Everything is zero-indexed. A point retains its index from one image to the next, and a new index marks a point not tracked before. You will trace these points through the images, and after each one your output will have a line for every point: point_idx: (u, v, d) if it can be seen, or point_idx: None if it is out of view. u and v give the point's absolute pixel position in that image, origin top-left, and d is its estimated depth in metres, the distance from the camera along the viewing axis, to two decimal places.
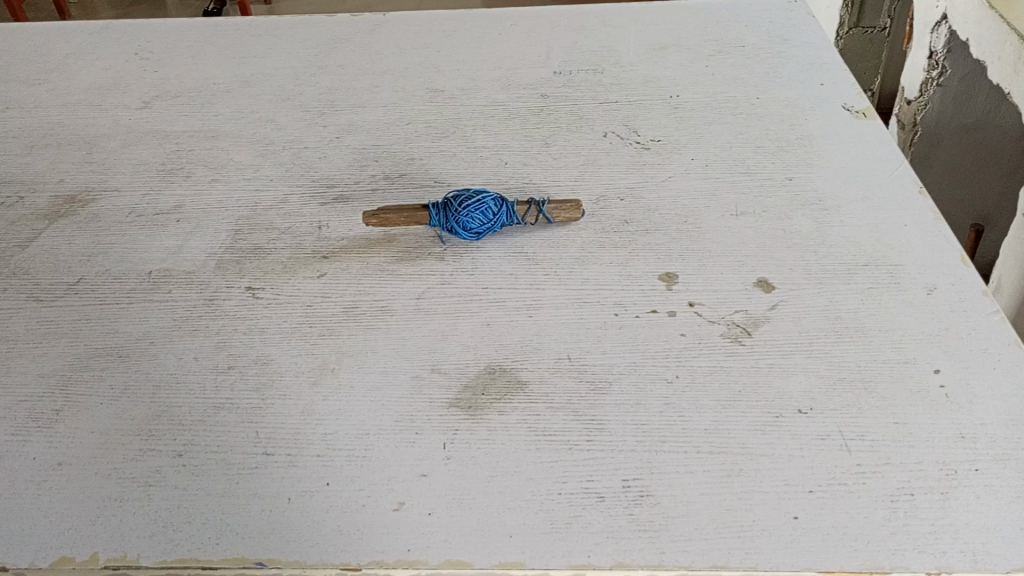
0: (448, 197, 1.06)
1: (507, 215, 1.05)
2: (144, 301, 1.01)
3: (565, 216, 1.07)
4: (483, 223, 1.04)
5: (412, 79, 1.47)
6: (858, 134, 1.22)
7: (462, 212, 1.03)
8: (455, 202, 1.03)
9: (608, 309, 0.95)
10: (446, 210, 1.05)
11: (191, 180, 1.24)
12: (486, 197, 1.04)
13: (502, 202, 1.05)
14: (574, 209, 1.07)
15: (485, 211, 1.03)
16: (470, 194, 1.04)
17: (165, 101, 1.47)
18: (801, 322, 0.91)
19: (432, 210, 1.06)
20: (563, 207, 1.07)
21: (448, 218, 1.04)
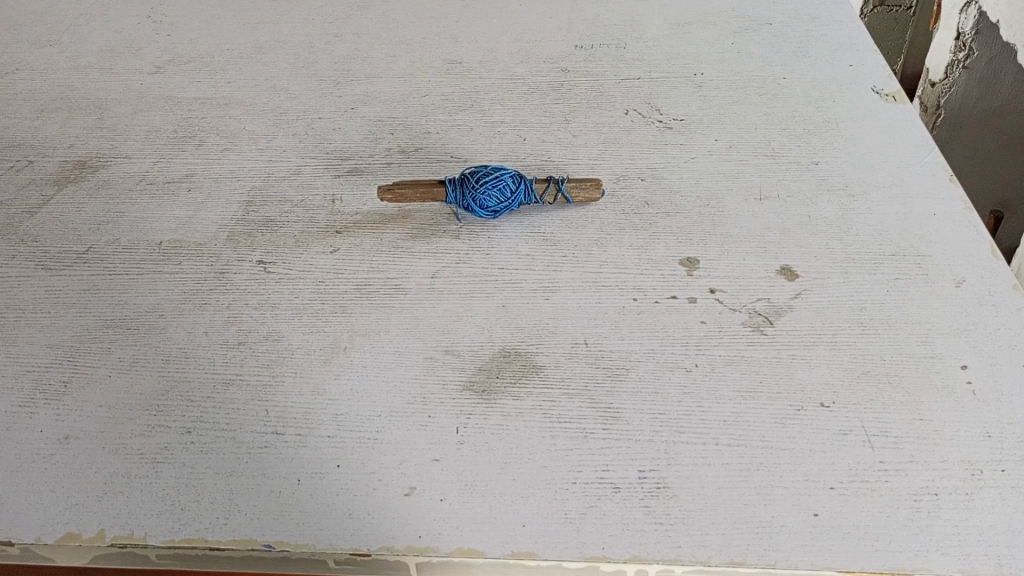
0: (465, 173, 1.03)
1: (525, 192, 1.03)
2: (153, 273, 1.00)
3: (584, 196, 1.05)
4: (501, 201, 1.02)
5: (429, 49, 1.44)
6: (888, 118, 1.18)
7: (479, 188, 1.01)
8: (472, 178, 1.01)
9: (626, 293, 0.93)
10: (463, 187, 1.02)
11: (203, 149, 1.22)
12: (504, 173, 1.02)
13: (520, 178, 1.03)
14: (594, 188, 1.05)
15: (503, 188, 1.01)
16: (486, 170, 1.02)
17: (177, 66, 1.44)
18: (825, 312, 0.89)
19: (448, 186, 1.03)
20: (581, 186, 1.05)
21: (464, 195, 1.02)
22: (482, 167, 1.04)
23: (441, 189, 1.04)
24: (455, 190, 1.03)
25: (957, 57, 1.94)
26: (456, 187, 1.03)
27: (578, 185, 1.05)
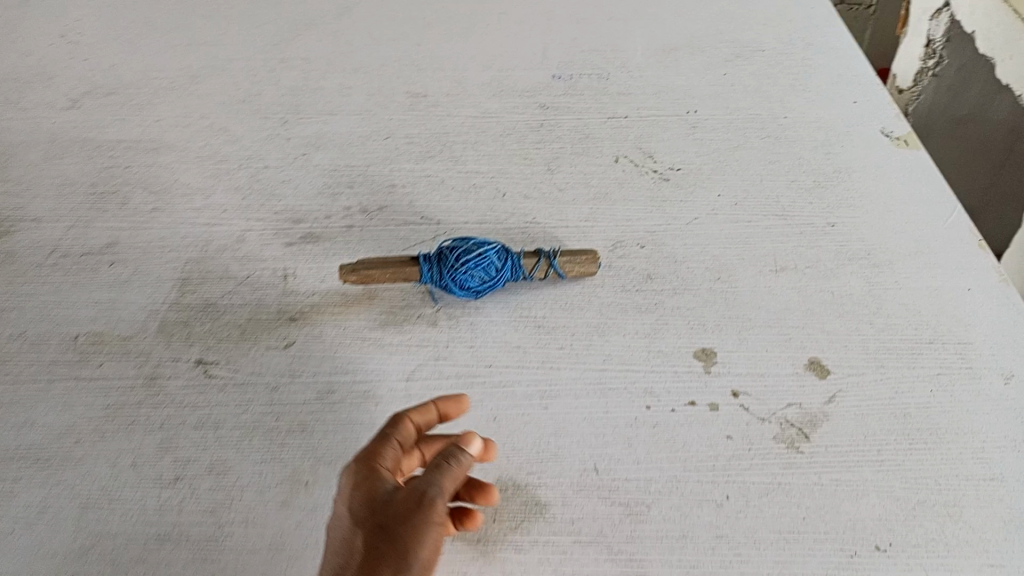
0: (442, 248, 0.88)
1: (513, 269, 0.88)
2: (68, 381, 0.84)
3: (581, 271, 0.91)
4: (486, 281, 0.87)
5: (388, 80, 1.28)
6: (902, 168, 1.07)
7: (461, 268, 0.86)
8: (452, 256, 0.86)
9: (637, 399, 0.80)
10: (440, 266, 0.87)
11: (127, 208, 1.05)
12: (489, 249, 0.87)
13: (507, 254, 0.88)
14: (592, 262, 0.91)
15: (489, 267, 0.86)
16: (468, 245, 0.87)
17: (95, 98, 1.25)
18: (865, 420, 0.77)
19: (422, 265, 0.88)
20: (577, 260, 0.90)
21: (441, 274, 0.87)
22: (462, 239, 0.88)
23: (413, 267, 0.88)
24: (431, 268, 0.88)
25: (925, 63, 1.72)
26: (431, 265, 0.87)
27: (575, 258, 0.90)
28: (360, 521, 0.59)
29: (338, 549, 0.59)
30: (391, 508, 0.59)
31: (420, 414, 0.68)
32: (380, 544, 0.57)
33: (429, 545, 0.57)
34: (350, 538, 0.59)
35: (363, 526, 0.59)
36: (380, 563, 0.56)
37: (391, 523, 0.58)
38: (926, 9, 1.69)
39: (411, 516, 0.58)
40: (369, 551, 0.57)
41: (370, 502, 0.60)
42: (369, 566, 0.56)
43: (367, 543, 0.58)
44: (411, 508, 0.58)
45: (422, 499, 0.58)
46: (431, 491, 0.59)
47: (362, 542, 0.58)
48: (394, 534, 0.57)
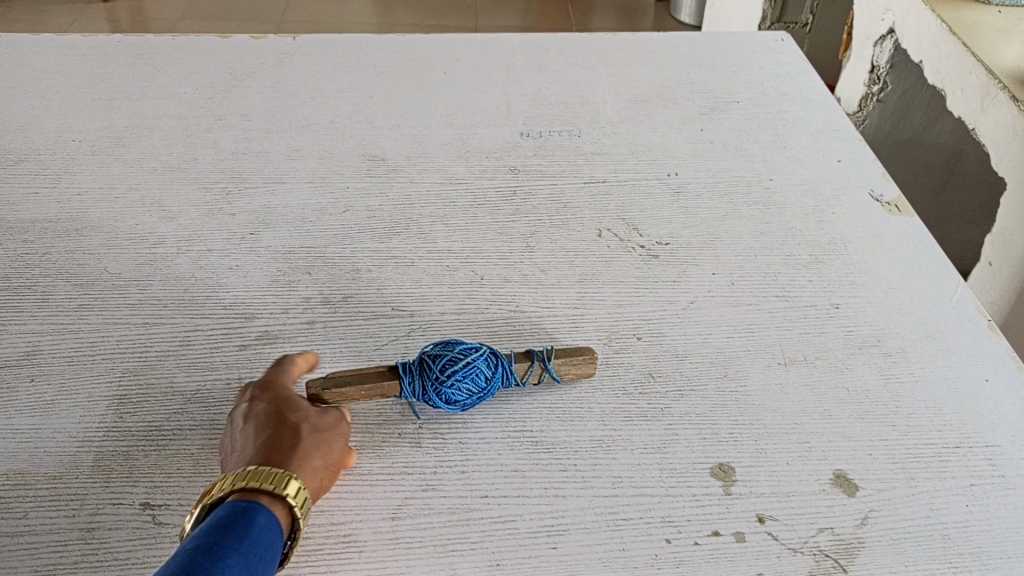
0: (424, 356, 0.78)
1: (504, 377, 0.79)
2: None
3: (578, 372, 0.82)
4: (474, 392, 0.77)
5: (341, 139, 1.16)
6: (897, 238, 1.02)
7: (446, 380, 0.76)
8: (436, 365, 0.77)
9: (656, 531, 0.72)
10: (422, 377, 0.77)
11: (48, 307, 0.91)
12: (477, 355, 0.77)
13: (496, 359, 0.78)
14: (590, 363, 0.82)
15: (477, 376, 0.77)
16: (454, 353, 0.77)
17: (3, 167, 1.10)
18: (903, 546, 0.71)
19: (402, 377, 0.77)
20: (573, 361, 0.82)
21: (424, 387, 0.77)
22: (444, 345, 0.79)
23: (393, 380, 0.77)
24: (411, 380, 0.77)
25: (870, 89, 1.72)
26: (411, 377, 0.77)
27: (572, 360, 0.81)
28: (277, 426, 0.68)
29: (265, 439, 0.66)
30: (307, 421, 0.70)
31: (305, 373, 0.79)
32: (304, 439, 0.67)
33: (340, 452, 0.70)
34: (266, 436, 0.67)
35: (279, 436, 0.66)
36: (308, 448, 0.67)
37: (306, 431, 0.68)
38: (871, 35, 1.65)
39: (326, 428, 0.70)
40: (288, 450, 0.65)
41: (285, 417, 0.69)
42: (296, 450, 0.65)
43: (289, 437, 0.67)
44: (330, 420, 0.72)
45: (331, 425, 0.71)
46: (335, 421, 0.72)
47: (284, 441, 0.66)
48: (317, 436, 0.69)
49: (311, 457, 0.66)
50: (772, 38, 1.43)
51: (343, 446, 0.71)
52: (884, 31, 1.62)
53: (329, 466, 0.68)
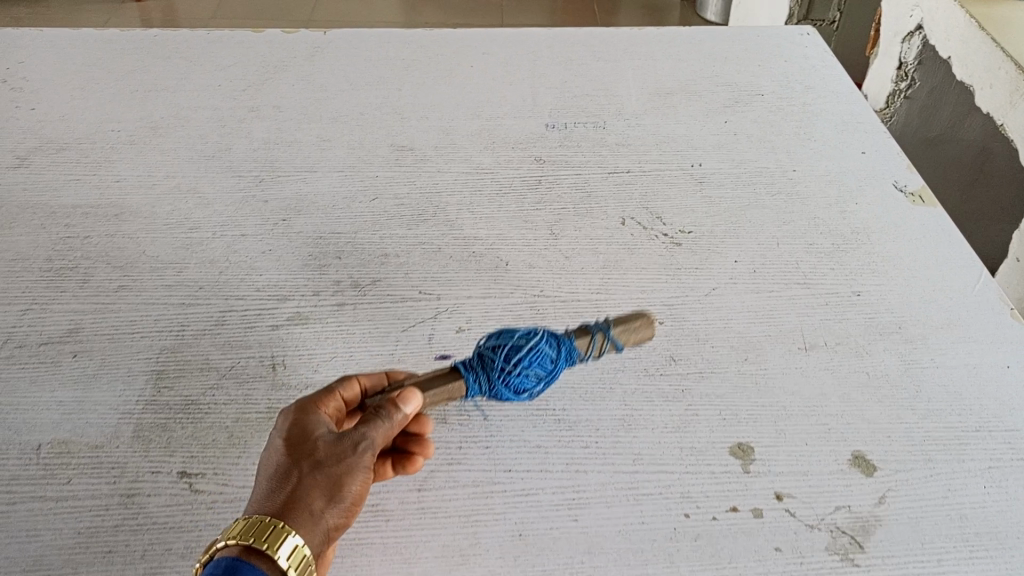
0: (485, 348, 0.77)
1: (567, 357, 0.79)
2: (29, 501, 0.74)
3: (636, 338, 0.84)
4: (541, 377, 0.78)
5: (371, 131, 1.19)
6: (921, 229, 1.03)
7: (514, 370, 0.76)
8: (501, 357, 0.76)
9: (675, 506, 0.73)
10: (488, 372, 0.76)
11: (90, 288, 0.95)
12: (538, 340, 0.78)
13: (558, 341, 0.79)
14: (645, 325, 0.84)
15: (544, 361, 0.77)
16: (516, 340, 0.77)
17: (46, 155, 1.14)
18: (920, 525, 0.72)
19: (467, 375, 0.75)
20: (629, 328, 0.83)
21: (492, 380, 0.76)
22: (500, 334, 0.78)
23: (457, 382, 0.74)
24: (477, 376, 0.76)
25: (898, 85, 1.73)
26: (477, 373, 0.76)
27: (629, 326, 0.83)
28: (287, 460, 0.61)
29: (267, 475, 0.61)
30: (326, 451, 0.62)
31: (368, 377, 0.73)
32: (312, 481, 0.60)
33: (355, 485, 0.61)
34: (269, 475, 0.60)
35: (280, 474, 0.60)
36: (315, 492, 0.60)
37: (314, 462, 0.61)
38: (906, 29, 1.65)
39: (348, 457, 0.62)
40: (284, 493, 0.59)
41: (298, 444, 0.62)
42: (297, 495, 0.59)
43: (297, 475, 0.60)
44: (347, 446, 0.62)
45: (355, 449, 0.62)
46: (365, 440, 0.63)
47: (283, 481, 0.60)
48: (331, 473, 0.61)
49: (317, 503, 0.59)
50: (798, 32, 1.43)
51: (363, 474, 0.62)
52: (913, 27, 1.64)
53: (337, 503, 0.60)
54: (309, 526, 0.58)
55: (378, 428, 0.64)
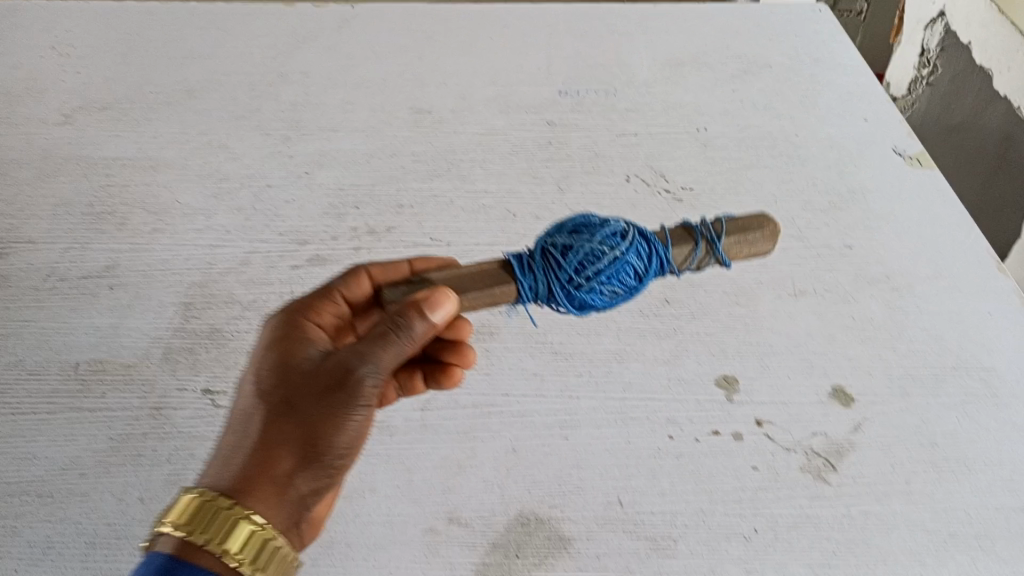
0: (556, 248, 0.66)
1: (653, 269, 0.69)
2: (68, 412, 0.81)
3: (754, 251, 0.72)
4: (617, 294, 0.68)
5: (391, 94, 1.24)
6: (918, 189, 1.06)
7: (586, 284, 0.66)
8: (572, 264, 0.66)
9: (660, 429, 0.78)
10: (553, 277, 0.66)
11: (126, 229, 1.01)
12: (623, 249, 0.67)
13: (645, 251, 0.68)
14: (770, 239, 0.72)
15: (625, 275, 0.67)
16: (594, 244, 0.66)
17: (90, 115, 1.21)
18: (893, 452, 0.76)
19: (521, 280, 0.66)
20: (746, 238, 0.71)
21: (553, 290, 0.66)
22: (575, 231, 0.68)
23: (511, 284, 0.66)
24: (536, 282, 0.66)
25: (919, 73, 1.57)
26: (536, 279, 0.66)
27: (749, 238, 0.71)
28: (263, 407, 0.61)
29: (243, 425, 0.61)
30: (308, 391, 0.61)
31: (383, 272, 0.73)
32: (283, 437, 0.59)
33: (339, 439, 0.60)
34: (243, 427, 0.60)
35: (253, 428, 0.60)
36: (284, 451, 0.59)
37: (296, 414, 0.60)
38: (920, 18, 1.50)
39: (332, 398, 0.60)
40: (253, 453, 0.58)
41: (281, 388, 0.61)
42: (264, 458, 0.58)
43: (271, 430, 0.59)
44: (335, 386, 0.60)
45: (345, 387, 0.60)
46: (359, 372, 0.60)
47: (254, 437, 0.59)
48: (308, 422, 0.60)
49: (289, 462, 0.59)
50: (809, 8, 1.47)
51: (351, 424, 0.61)
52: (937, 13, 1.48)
53: (313, 465, 0.60)
54: (277, 498, 0.58)
55: (373, 360, 0.60)
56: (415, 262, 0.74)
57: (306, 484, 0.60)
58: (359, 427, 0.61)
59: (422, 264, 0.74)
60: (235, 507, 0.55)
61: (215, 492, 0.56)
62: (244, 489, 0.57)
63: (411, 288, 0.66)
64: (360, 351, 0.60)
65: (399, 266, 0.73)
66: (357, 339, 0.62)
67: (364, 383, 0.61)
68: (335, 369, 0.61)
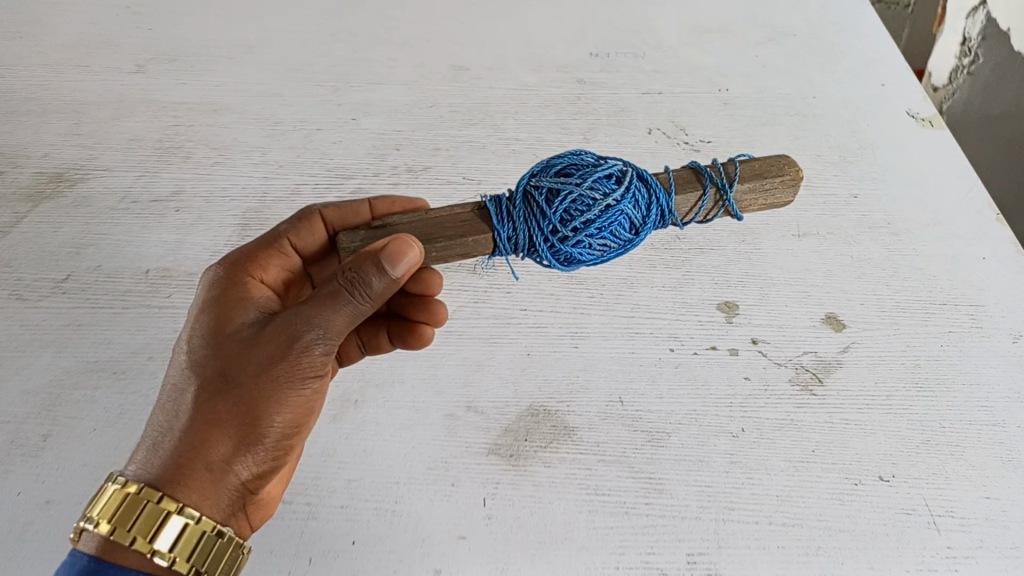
0: (543, 193, 0.63)
1: (647, 221, 0.65)
2: (139, 309, 0.91)
3: (773, 202, 0.67)
4: (606, 246, 0.65)
5: (433, 52, 1.33)
6: (926, 147, 1.11)
7: (570, 236, 0.63)
8: (554, 214, 0.62)
9: (662, 342, 0.86)
10: (534, 228, 0.63)
11: (191, 162, 1.12)
12: (611, 198, 0.63)
13: (639, 201, 0.64)
14: (790, 187, 0.66)
15: (614, 226, 0.64)
16: (583, 191, 0.63)
17: (160, 65, 1.29)
18: (877, 369, 0.82)
19: (499, 230, 0.63)
20: (761, 186, 0.66)
21: (535, 240, 0.64)
22: (563, 173, 0.64)
23: (488, 233, 0.64)
24: (516, 231, 0.64)
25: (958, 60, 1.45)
26: (516, 228, 0.63)
27: (766, 186, 0.65)
28: (202, 382, 0.60)
29: (183, 396, 0.60)
30: (247, 364, 0.59)
31: (338, 217, 0.77)
32: (222, 418, 0.59)
33: (279, 414, 0.61)
34: (179, 407, 0.60)
35: (192, 405, 0.59)
36: (222, 432, 0.59)
37: (235, 388, 0.59)
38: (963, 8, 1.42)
39: (273, 371, 0.59)
40: (192, 431, 0.59)
41: (222, 359, 0.60)
42: (200, 442, 0.59)
43: (210, 405, 0.59)
44: (277, 356, 0.60)
45: (289, 358, 0.60)
46: (306, 339, 0.59)
47: (194, 414, 0.59)
48: (247, 398, 0.59)
49: (226, 444, 0.59)
50: None
51: (293, 396, 0.61)
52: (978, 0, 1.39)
53: (252, 443, 0.61)
54: (215, 479, 0.59)
55: (318, 328, 0.59)
56: (375, 203, 0.76)
57: (245, 465, 0.61)
58: (301, 398, 0.62)
59: (382, 206, 0.76)
60: (159, 502, 0.56)
61: (140, 485, 0.57)
62: (176, 479, 0.58)
63: (371, 234, 0.64)
64: (305, 317, 0.59)
65: (362, 208, 0.77)
66: (301, 300, 0.61)
67: (307, 352, 0.60)
68: (277, 338, 0.59)
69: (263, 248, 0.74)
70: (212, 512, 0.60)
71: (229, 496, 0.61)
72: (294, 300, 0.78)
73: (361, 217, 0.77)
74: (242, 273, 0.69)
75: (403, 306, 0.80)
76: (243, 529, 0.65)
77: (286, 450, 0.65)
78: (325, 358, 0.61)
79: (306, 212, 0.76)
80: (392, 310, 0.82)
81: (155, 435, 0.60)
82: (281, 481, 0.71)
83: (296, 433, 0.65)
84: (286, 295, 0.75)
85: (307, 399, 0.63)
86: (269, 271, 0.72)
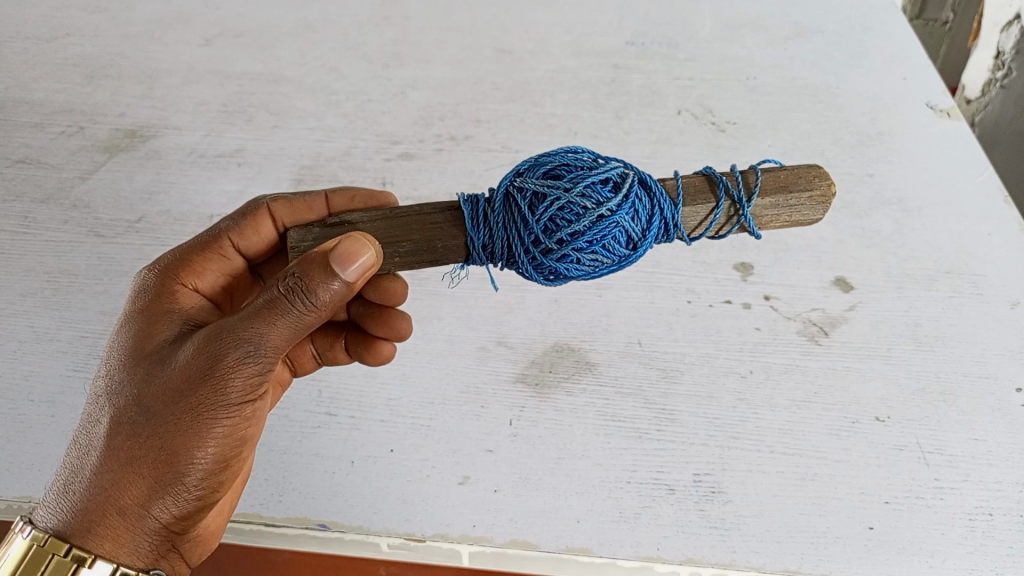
0: (528, 200, 0.59)
1: (652, 235, 0.61)
2: None
3: (799, 219, 0.62)
4: (598, 260, 0.61)
5: (478, 36, 1.41)
6: (942, 135, 1.17)
7: (554, 249, 0.59)
8: (537, 222, 0.59)
9: (680, 295, 0.92)
10: (514, 235, 0.60)
11: (252, 124, 1.21)
12: (605, 208, 0.59)
13: (638, 212, 0.60)
14: (818, 205, 0.61)
15: (607, 239, 0.59)
16: (573, 199, 0.58)
17: (226, 40, 1.39)
18: (880, 326, 0.88)
19: (472, 237, 0.61)
20: (785, 202, 0.61)
21: (514, 248, 0.61)
22: (553, 174, 0.60)
23: (462, 237, 0.62)
24: (491, 238, 0.61)
25: (993, 74, 1.47)
26: (492, 234, 0.61)
27: (791, 202, 0.61)
28: (117, 414, 0.58)
29: (101, 428, 0.58)
30: (166, 390, 0.57)
31: (286, 210, 0.77)
32: (137, 455, 0.56)
33: (202, 447, 0.57)
34: (93, 441, 0.58)
35: (106, 438, 0.57)
36: (137, 472, 0.56)
37: (153, 417, 0.57)
38: (997, 22, 1.44)
39: (193, 398, 0.56)
40: (105, 469, 0.56)
41: (142, 386, 0.58)
42: (111, 485, 0.56)
43: (125, 439, 0.57)
44: (197, 381, 0.56)
45: (210, 382, 0.56)
46: (228, 360, 0.56)
47: (108, 449, 0.57)
48: (166, 430, 0.56)
49: (140, 485, 0.56)
50: None
51: (218, 427, 0.58)
52: (1009, 18, 1.40)
53: (171, 481, 0.57)
54: (131, 520, 0.57)
55: (249, 345, 0.56)
56: (331, 198, 0.78)
57: (165, 508, 0.58)
58: (229, 429, 0.59)
59: (338, 201, 0.79)
60: (65, 555, 0.55)
61: (47, 534, 0.55)
62: (86, 526, 0.56)
63: (325, 232, 0.63)
64: (234, 332, 0.56)
65: (318, 203, 0.78)
66: (232, 315, 0.58)
67: (233, 373, 0.57)
68: (199, 360, 0.57)
69: (202, 254, 0.73)
70: (129, 560, 0.58)
71: (149, 538, 0.58)
72: (237, 299, 0.79)
73: (315, 210, 0.78)
74: (171, 282, 0.69)
75: (361, 315, 0.81)
76: (177, 572, 0.64)
77: (220, 487, 0.61)
78: (257, 380, 0.58)
79: (252, 206, 0.77)
80: (353, 319, 0.83)
81: (68, 476, 0.58)
82: (220, 516, 0.69)
83: (229, 467, 0.61)
84: (224, 296, 0.75)
85: (238, 428, 0.60)
86: (207, 277, 0.72)
